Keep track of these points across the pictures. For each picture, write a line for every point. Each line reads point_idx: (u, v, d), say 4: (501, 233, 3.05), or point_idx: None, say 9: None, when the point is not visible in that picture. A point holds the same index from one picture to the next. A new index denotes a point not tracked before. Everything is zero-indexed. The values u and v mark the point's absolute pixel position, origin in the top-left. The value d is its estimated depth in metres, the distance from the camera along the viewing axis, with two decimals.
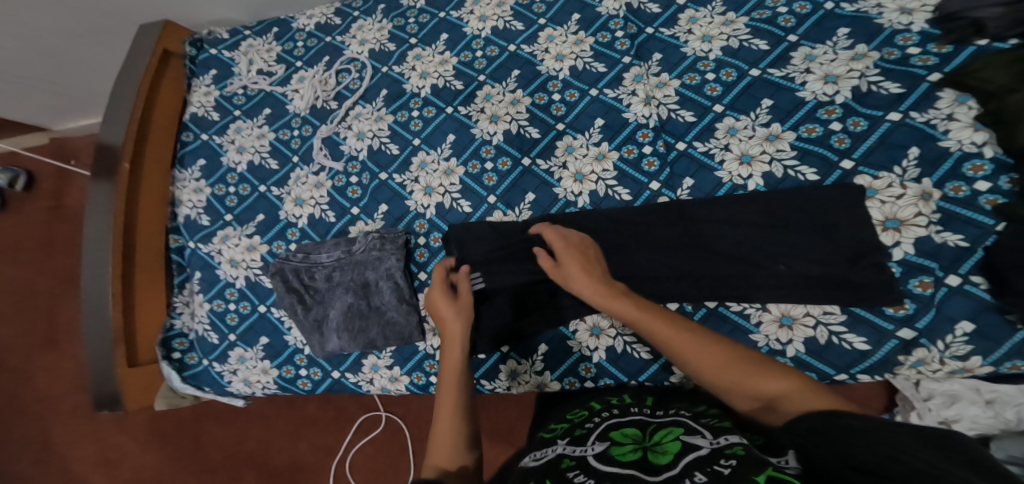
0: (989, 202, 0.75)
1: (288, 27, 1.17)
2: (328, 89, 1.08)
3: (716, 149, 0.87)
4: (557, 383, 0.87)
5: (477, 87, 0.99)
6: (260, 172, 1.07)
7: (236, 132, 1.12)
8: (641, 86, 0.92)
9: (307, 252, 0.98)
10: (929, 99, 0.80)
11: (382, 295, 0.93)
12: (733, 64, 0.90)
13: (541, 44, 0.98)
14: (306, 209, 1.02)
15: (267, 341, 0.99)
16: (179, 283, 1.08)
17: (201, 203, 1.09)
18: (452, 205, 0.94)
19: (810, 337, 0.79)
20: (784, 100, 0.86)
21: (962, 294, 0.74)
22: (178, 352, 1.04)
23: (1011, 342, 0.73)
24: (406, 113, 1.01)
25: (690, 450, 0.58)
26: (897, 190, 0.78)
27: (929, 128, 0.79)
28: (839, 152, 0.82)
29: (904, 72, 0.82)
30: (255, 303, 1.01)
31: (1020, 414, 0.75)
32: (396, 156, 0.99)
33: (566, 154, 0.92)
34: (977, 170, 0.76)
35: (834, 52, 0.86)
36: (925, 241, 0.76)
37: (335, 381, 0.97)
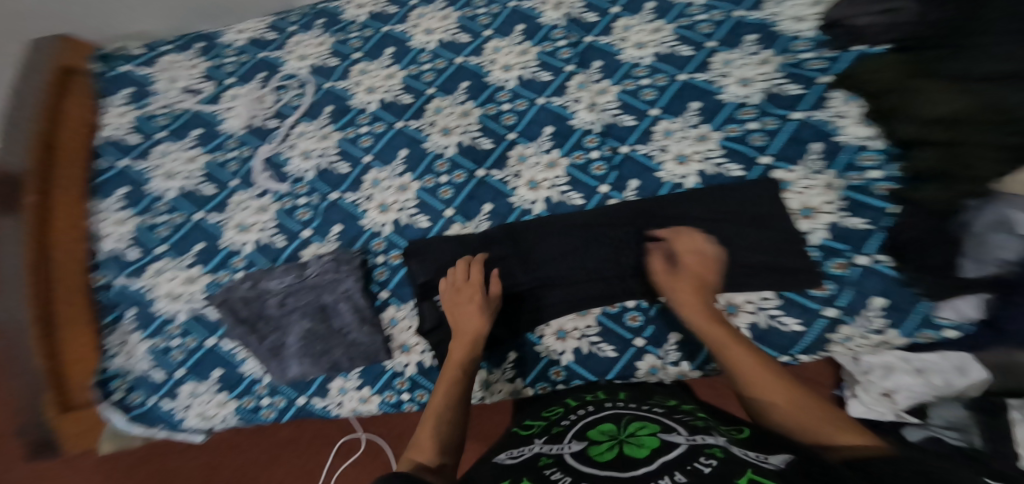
0: (884, 188, 0.85)
1: (215, 42, 1.14)
2: (266, 107, 1.05)
3: (655, 151, 0.92)
4: (530, 389, 0.88)
5: (427, 101, 0.99)
6: (194, 197, 1.01)
7: (162, 156, 1.04)
8: (585, 93, 0.96)
9: (256, 279, 0.94)
10: (823, 99, 0.91)
11: (342, 317, 0.91)
12: (664, 69, 0.96)
13: (488, 56, 1.01)
14: (251, 235, 0.97)
15: (221, 372, 0.92)
16: (109, 323, 0.97)
17: (130, 235, 1.00)
18: (408, 221, 0.93)
19: (753, 323, 0.84)
20: (710, 102, 0.93)
21: (875, 272, 0.82)
22: (118, 392, 0.93)
23: (917, 312, 0.80)
24: (355, 129, 0.99)
25: (668, 447, 0.53)
26: (808, 181, 0.87)
27: (826, 124, 0.89)
28: (756, 149, 0.90)
29: (801, 75, 0.92)
30: (203, 336, 0.94)
31: (948, 381, 0.78)
32: (346, 174, 0.97)
33: (519, 164, 0.94)
34: (869, 159, 0.86)
35: (745, 56, 0.95)
36: (836, 226, 0.85)
37: (301, 408, 0.90)
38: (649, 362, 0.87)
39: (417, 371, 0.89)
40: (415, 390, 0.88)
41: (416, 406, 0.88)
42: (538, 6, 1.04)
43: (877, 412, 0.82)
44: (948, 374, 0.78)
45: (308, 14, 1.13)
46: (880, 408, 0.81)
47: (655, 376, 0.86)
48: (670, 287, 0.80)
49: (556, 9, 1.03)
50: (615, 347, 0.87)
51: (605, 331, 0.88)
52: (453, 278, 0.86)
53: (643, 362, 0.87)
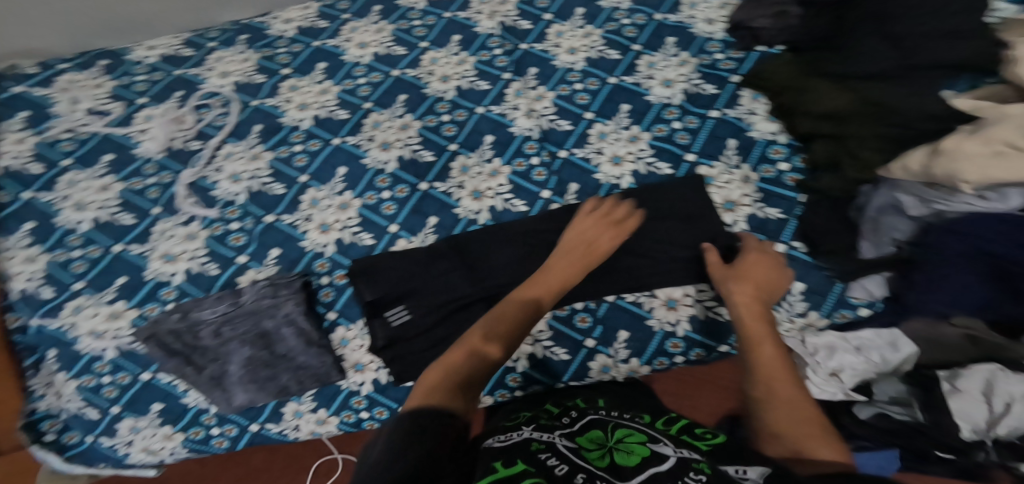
0: (791, 179, 0.90)
1: (122, 59, 1.07)
2: (186, 128, 0.99)
3: (592, 154, 0.93)
4: (489, 398, 0.90)
5: (364, 115, 0.97)
6: (111, 229, 0.94)
7: (70, 185, 0.96)
8: (522, 100, 0.97)
9: (186, 310, 0.89)
10: (734, 98, 0.96)
11: (286, 342, 0.88)
12: (595, 74, 0.98)
13: (425, 67, 1.00)
14: (180, 264, 0.92)
15: (162, 405, 0.88)
16: (32, 365, 0.90)
17: (41, 273, 0.92)
18: (352, 239, 0.91)
19: (692, 315, 0.89)
20: (638, 104, 0.96)
21: (791, 258, 0.87)
22: (49, 434, 0.87)
23: (833, 294, 0.86)
24: (288, 148, 0.96)
25: (658, 459, 0.55)
26: (728, 176, 0.91)
27: (739, 121, 0.94)
28: (682, 147, 0.93)
29: (715, 75, 0.97)
30: (136, 371, 0.88)
31: (884, 356, 0.82)
32: (282, 195, 0.93)
33: (462, 175, 0.93)
34: (778, 152, 0.92)
35: (667, 59, 0.99)
36: (754, 217, 0.89)
37: (255, 434, 0.88)
38: (601, 361, 0.89)
39: (373, 388, 0.88)
40: (374, 408, 0.88)
41: (376, 424, 0.88)
42: (473, 16, 1.04)
43: (828, 392, 0.83)
44: (884, 350, 0.82)
45: (229, 30, 1.08)
46: (830, 388, 0.83)
47: (607, 375, 0.89)
48: (729, 272, 0.80)
49: (491, 18, 1.03)
50: (568, 350, 0.90)
51: (557, 334, 0.91)
52: (599, 208, 0.86)
53: (595, 361, 0.89)
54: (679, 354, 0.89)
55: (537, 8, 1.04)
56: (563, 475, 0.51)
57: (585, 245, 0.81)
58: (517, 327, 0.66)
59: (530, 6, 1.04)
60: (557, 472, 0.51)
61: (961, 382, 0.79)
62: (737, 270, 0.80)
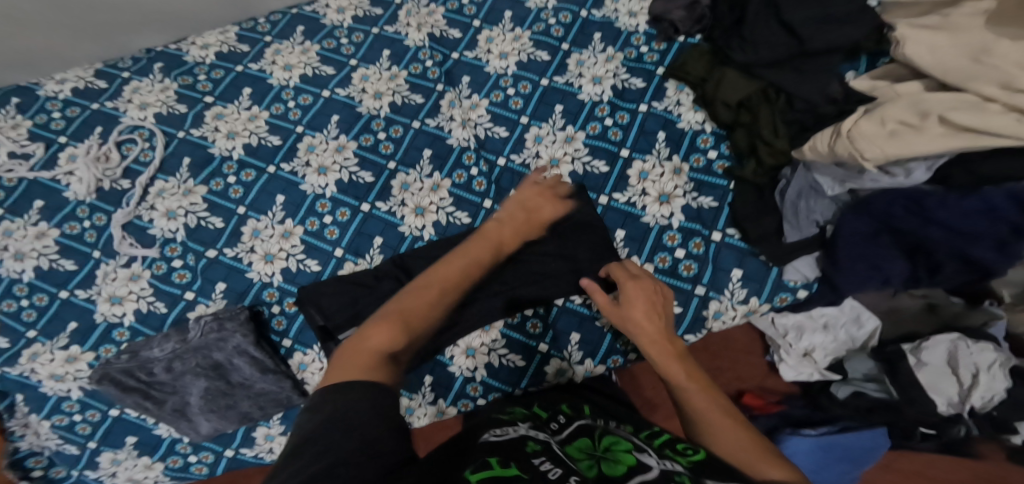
0: (720, 167, 0.91)
1: (35, 96, 1.01)
2: (112, 166, 0.97)
3: (530, 159, 0.93)
4: (452, 409, 0.93)
5: (297, 140, 0.96)
6: (54, 276, 0.93)
7: (5, 235, 0.94)
8: (457, 111, 0.95)
9: (136, 350, 0.89)
10: (660, 90, 0.95)
11: (241, 371, 0.89)
12: (527, 77, 0.97)
13: (356, 85, 0.98)
14: (128, 305, 0.92)
15: (136, 438, 0.92)
16: (4, 409, 0.90)
17: None
18: (298, 267, 0.91)
19: None
20: (571, 104, 0.95)
21: (727, 246, 0.88)
22: (37, 470, 0.92)
23: (771, 278, 0.87)
24: (221, 180, 0.95)
25: (640, 470, 0.55)
26: (659, 169, 0.91)
27: (668, 113, 0.94)
28: (616, 143, 0.93)
29: (642, 69, 0.96)
30: (105, 408, 0.91)
31: (849, 333, 0.89)
32: (221, 229, 0.93)
33: (403, 192, 0.92)
34: (706, 141, 0.92)
35: (595, 56, 0.98)
36: (688, 208, 0.90)
37: (230, 459, 0.93)
38: (555, 365, 0.93)
39: None
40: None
41: None
42: (401, 28, 1.02)
43: (804, 373, 0.90)
44: (849, 327, 0.89)
45: (143, 58, 1.05)
46: (805, 369, 0.90)
47: (563, 377, 0.93)
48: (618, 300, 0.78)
49: (419, 29, 1.01)
50: (523, 356, 0.93)
51: (509, 341, 0.93)
52: (538, 178, 0.85)
53: (550, 365, 0.92)
54: (629, 351, 0.92)
55: (465, 15, 1.02)
56: (557, 479, 0.48)
57: (525, 211, 0.80)
58: (440, 297, 0.66)
59: (458, 13, 1.02)
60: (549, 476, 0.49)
61: (925, 354, 0.83)
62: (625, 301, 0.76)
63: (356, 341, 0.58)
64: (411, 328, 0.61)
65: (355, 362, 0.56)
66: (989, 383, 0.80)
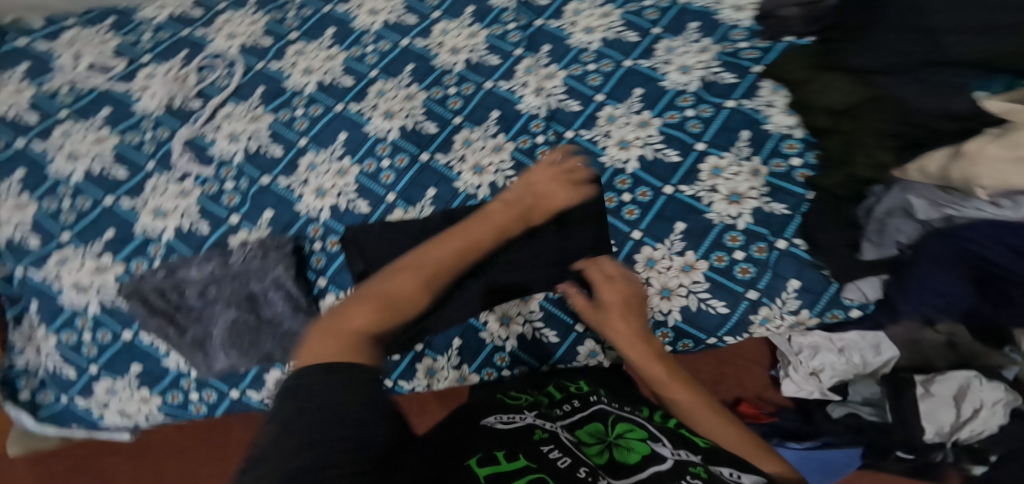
0: (801, 175, 0.86)
1: (131, 18, 1.09)
2: (188, 87, 0.99)
3: (599, 136, 0.90)
4: (476, 376, 0.91)
5: (369, 83, 0.95)
6: (102, 182, 0.94)
7: (63, 136, 0.97)
8: (532, 77, 0.94)
9: (173, 268, 0.88)
10: (754, 88, 0.92)
11: (273, 306, 0.86)
12: (610, 55, 0.95)
13: (435, 38, 0.98)
14: (170, 221, 0.91)
15: (140, 367, 0.88)
16: (14, 318, 0.89)
17: (28, 223, 0.92)
18: (347, 206, 0.89)
19: (684, 306, 0.86)
20: (652, 89, 0.92)
21: (790, 255, 0.84)
22: (26, 390, 0.88)
23: (828, 294, 0.83)
24: (289, 111, 0.94)
25: (655, 460, 0.59)
26: (736, 168, 0.87)
27: (756, 113, 0.90)
28: (694, 135, 0.89)
29: (736, 64, 0.94)
30: (118, 330, 0.88)
31: (864, 358, 0.88)
32: (279, 157, 0.92)
33: (464, 148, 0.90)
34: (792, 147, 0.87)
35: (688, 44, 0.96)
36: (760, 211, 0.85)
37: (235, 401, 0.87)
38: (589, 346, 0.91)
39: None
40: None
41: None
42: None
43: (806, 391, 0.92)
44: (865, 352, 0.88)
45: None
46: (808, 386, 0.91)
47: (594, 359, 0.91)
48: (597, 307, 0.82)
49: None
50: (558, 332, 0.91)
51: (548, 315, 0.92)
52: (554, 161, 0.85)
53: (584, 345, 0.91)
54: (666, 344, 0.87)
55: None
56: (564, 468, 0.55)
57: (533, 197, 0.82)
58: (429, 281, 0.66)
59: None
60: (559, 466, 0.55)
61: (935, 386, 0.84)
62: (604, 306, 0.81)
63: (332, 320, 0.55)
64: (395, 311, 0.59)
65: (330, 340, 0.51)
66: (986, 418, 0.81)
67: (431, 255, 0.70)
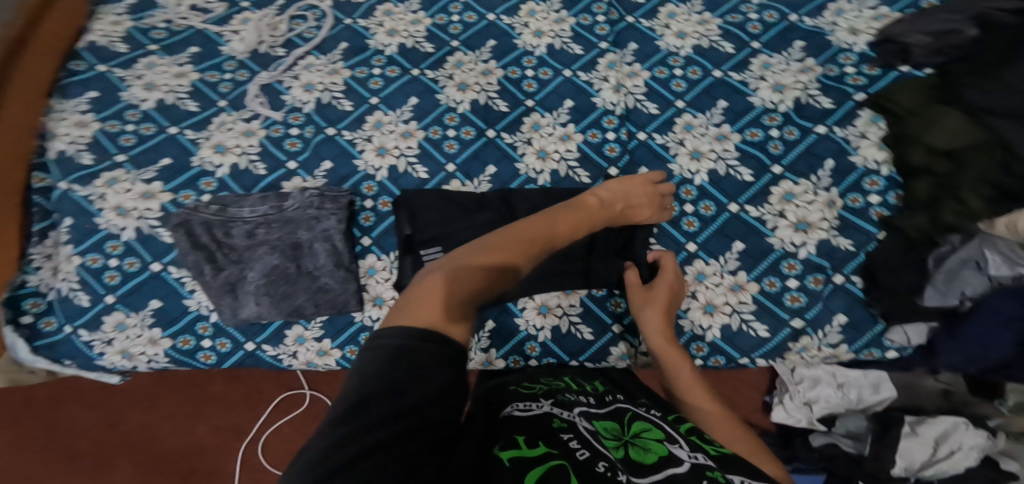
0: (877, 213, 0.83)
1: None
2: (277, 35, 0.99)
3: (672, 143, 0.89)
4: (501, 362, 0.89)
5: (449, 53, 0.95)
6: (172, 112, 0.94)
7: (147, 67, 0.97)
8: (613, 73, 0.93)
9: (226, 204, 0.87)
10: (850, 116, 0.88)
11: (315, 259, 0.85)
12: (699, 63, 0.93)
13: (521, 18, 0.98)
14: (228, 158, 0.91)
15: (160, 304, 0.87)
16: (40, 232, 0.88)
17: (86, 139, 0.92)
18: (406, 169, 0.89)
19: (725, 324, 0.83)
20: (737, 103, 0.90)
21: (844, 291, 0.82)
22: (30, 315, 0.86)
23: (871, 332, 0.81)
24: (366, 69, 0.95)
25: (671, 463, 0.52)
26: (810, 196, 0.85)
27: (846, 142, 0.86)
28: (773, 157, 0.87)
29: (838, 89, 0.89)
30: (147, 260, 0.88)
31: (860, 395, 0.83)
32: (348, 112, 0.92)
33: (532, 131, 0.90)
34: (874, 184, 0.84)
35: (787, 62, 0.92)
36: (825, 243, 0.83)
37: (249, 354, 0.87)
38: (623, 348, 0.88)
39: None
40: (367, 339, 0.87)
41: None
42: None
43: (793, 418, 0.85)
44: (863, 389, 0.83)
45: None
46: (797, 414, 0.84)
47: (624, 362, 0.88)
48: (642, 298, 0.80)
49: None
50: (593, 331, 0.89)
51: (585, 312, 0.90)
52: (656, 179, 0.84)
53: (616, 348, 0.88)
54: (699, 357, 0.83)
55: None
56: (583, 460, 0.48)
57: (625, 204, 0.81)
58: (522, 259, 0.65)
59: None
60: (579, 457, 0.48)
61: (921, 427, 0.81)
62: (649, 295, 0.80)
63: (435, 275, 0.56)
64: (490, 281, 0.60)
65: (426, 300, 0.53)
66: (959, 460, 0.79)
67: (521, 235, 0.67)
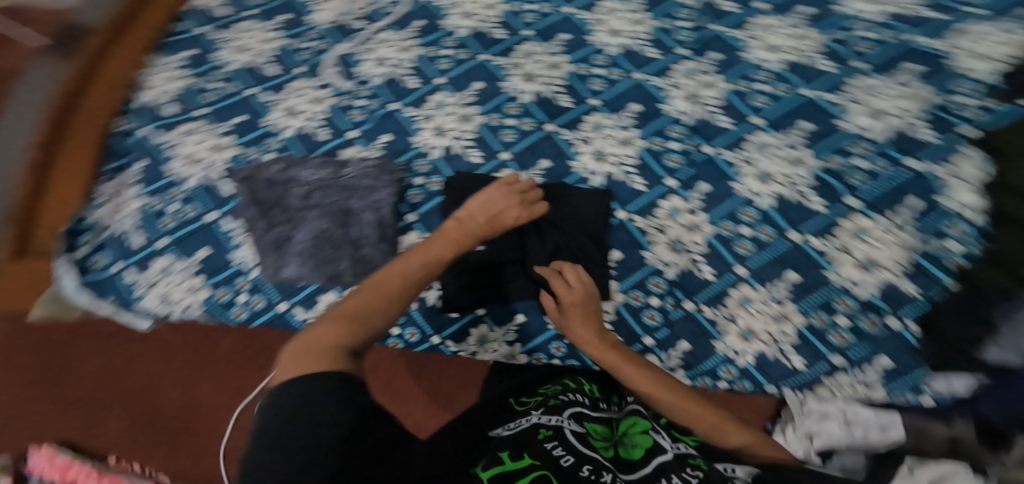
0: (953, 261, 0.78)
1: None
2: (359, 9, 1.02)
3: (739, 161, 0.87)
4: (524, 357, 0.87)
5: (519, 42, 0.97)
6: (255, 74, 0.98)
7: (241, 31, 1.03)
8: (687, 82, 0.92)
9: (289, 164, 0.90)
10: (951, 153, 0.82)
11: (362, 227, 0.86)
12: (788, 79, 0.90)
13: (598, 15, 0.98)
14: (296, 121, 0.94)
15: (207, 254, 0.89)
16: (111, 172, 0.94)
17: (174, 93, 0.98)
18: (460, 152, 0.90)
19: (761, 352, 0.81)
20: (823, 126, 0.87)
21: (897, 336, 0.78)
22: (84, 248, 0.90)
23: (912, 376, 0.77)
24: (437, 49, 0.97)
25: (658, 452, 0.58)
26: (884, 234, 0.81)
27: (936, 181, 0.81)
28: (849, 188, 0.84)
29: (945, 122, 0.84)
30: (204, 209, 0.91)
31: (866, 435, 0.75)
32: (413, 89, 0.94)
33: (593, 131, 0.90)
34: (956, 229, 0.79)
35: (891, 87, 0.88)
36: (889, 284, 0.79)
37: (279, 314, 0.87)
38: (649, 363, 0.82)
39: (417, 305, 0.90)
40: (406, 328, 0.90)
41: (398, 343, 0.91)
42: None
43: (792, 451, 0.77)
44: (869, 428, 0.75)
45: None
46: (796, 446, 0.77)
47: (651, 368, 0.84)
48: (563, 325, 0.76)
49: None
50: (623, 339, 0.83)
51: (619, 321, 0.84)
52: (513, 180, 0.80)
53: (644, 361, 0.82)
54: (725, 380, 0.81)
55: None
56: (568, 467, 0.51)
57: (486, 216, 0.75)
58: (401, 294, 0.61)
59: None
60: (563, 463, 0.51)
61: (920, 469, 0.68)
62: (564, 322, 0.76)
63: (298, 343, 0.52)
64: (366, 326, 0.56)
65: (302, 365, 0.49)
66: None
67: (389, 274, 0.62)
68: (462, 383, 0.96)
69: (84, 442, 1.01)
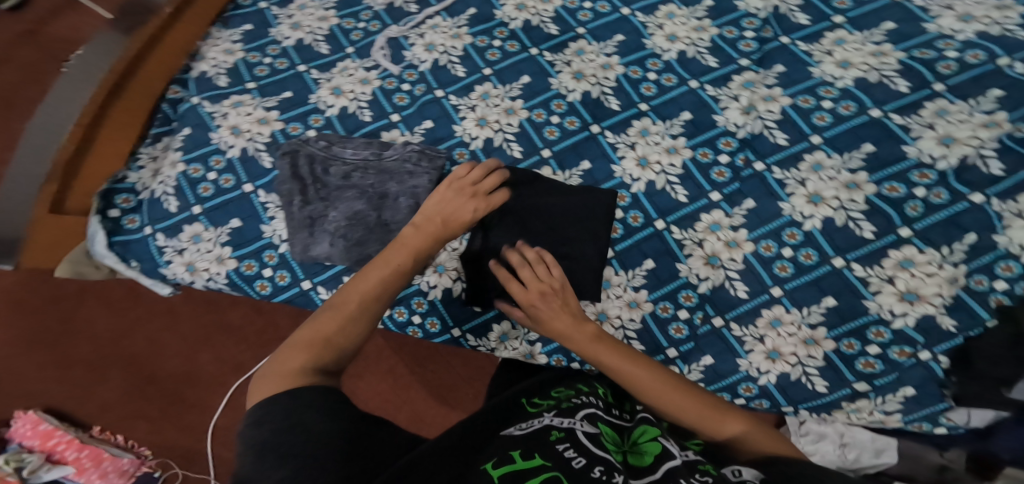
0: (997, 300, 0.75)
1: None
2: None
3: (792, 181, 0.84)
4: (544, 358, 0.86)
5: (573, 39, 0.96)
6: (307, 51, 0.99)
7: (299, 8, 1.02)
8: (747, 93, 0.89)
9: (331, 142, 0.90)
10: (1019, 189, 0.76)
11: (395, 212, 0.85)
12: (856, 98, 0.85)
13: (657, 19, 0.96)
14: (341, 100, 0.94)
15: (237, 225, 0.90)
16: (156, 135, 0.95)
17: (227, 65, 0.98)
18: (501, 144, 0.89)
19: (785, 373, 0.79)
20: (885, 150, 0.82)
21: (925, 368, 0.76)
22: (117, 210, 0.90)
23: (933, 408, 0.75)
24: (487, 39, 0.96)
25: (666, 457, 0.57)
26: (932, 268, 0.77)
27: (997, 218, 0.76)
28: (906, 217, 0.79)
29: (1019, 155, 0.77)
30: (241, 180, 0.91)
31: (859, 457, 0.79)
32: (460, 77, 0.94)
33: (639, 136, 0.89)
34: (1006, 269, 0.75)
35: (969, 113, 0.80)
36: (927, 318, 0.76)
37: (302, 292, 0.88)
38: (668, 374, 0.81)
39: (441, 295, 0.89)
40: (428, 317, 0.89)
41: (418, 333, 0.89)
42: None
43: None
44: (863, 452, 0.79)
45: None
46: None
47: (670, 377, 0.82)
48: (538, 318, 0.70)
49: None
50: (645, 346, 0.82)
51: (644, 330, 0.82)
52: (462, 174, 0.79)
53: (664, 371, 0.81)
54: (744, 398, 0.80)
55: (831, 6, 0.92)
56: (580, 468, 0.51)
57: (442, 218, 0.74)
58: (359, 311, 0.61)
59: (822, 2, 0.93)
60: (574, 465, 0.51)
61: None
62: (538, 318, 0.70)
63: (271, 363, 0.56)
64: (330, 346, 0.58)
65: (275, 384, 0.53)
66: None
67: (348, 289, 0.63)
68: (472, 382, 1.06)
69: (93, 405, 1.09)
